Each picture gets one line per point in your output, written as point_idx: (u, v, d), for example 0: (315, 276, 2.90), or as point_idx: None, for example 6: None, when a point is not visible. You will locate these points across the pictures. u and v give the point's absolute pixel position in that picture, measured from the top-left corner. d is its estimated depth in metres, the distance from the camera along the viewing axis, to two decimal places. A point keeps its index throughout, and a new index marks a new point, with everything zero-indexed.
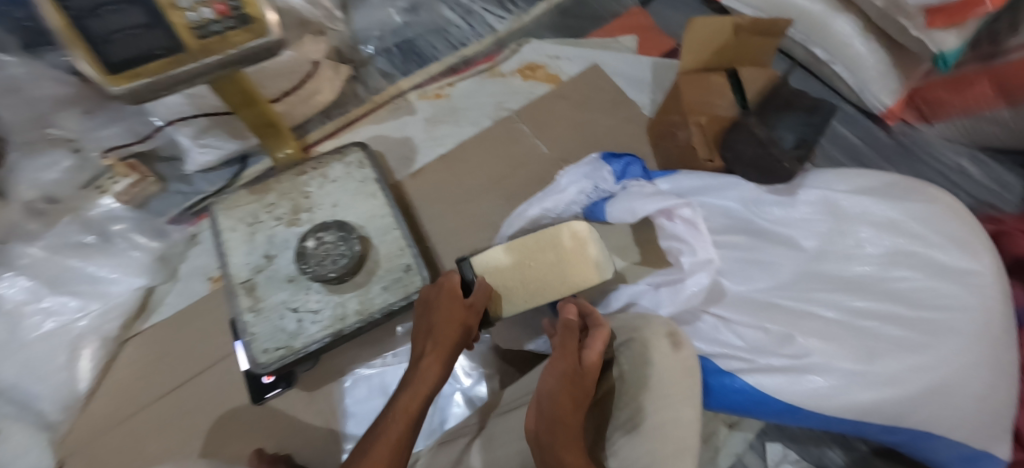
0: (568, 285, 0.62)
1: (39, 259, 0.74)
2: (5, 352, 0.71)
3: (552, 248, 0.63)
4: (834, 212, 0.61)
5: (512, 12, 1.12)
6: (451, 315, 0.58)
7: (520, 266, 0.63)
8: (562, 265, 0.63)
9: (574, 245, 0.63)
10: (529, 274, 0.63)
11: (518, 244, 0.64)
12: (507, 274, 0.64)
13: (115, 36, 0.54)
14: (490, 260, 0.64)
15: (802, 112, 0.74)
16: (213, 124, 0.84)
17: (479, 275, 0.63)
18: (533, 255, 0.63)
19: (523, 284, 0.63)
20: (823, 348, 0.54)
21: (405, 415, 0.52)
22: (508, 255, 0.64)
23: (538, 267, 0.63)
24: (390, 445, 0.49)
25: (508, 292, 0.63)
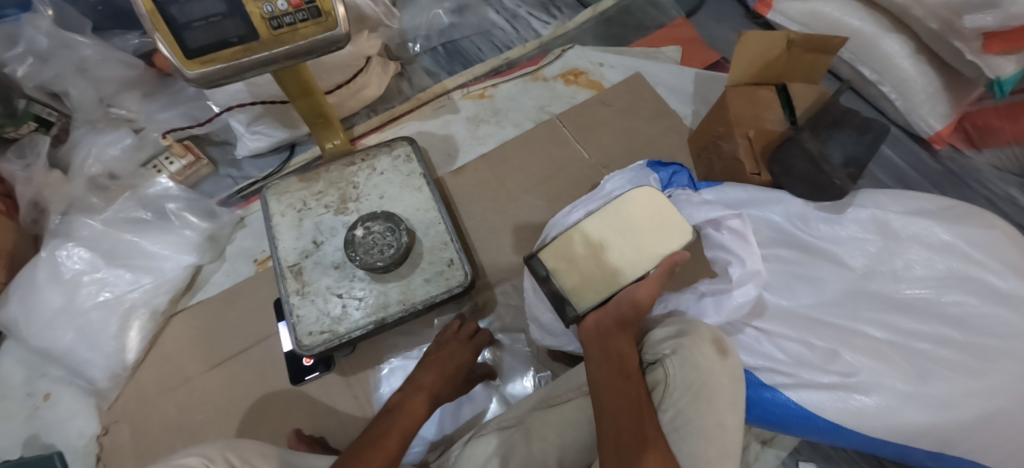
0: (649, 257, 0.61)
1: (97, 232, 0.77)
2: (64, 318, 0.74)
3: (621, 220, 0.63)
4: (884, 232, 0.62)
5: (557, 18, 1.13)
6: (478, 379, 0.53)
7: (594, 252, 0.62)
8: (637, 239, 0.62)
9: (643, 215, 0.62)
10: (607, 257, 0.62)
11: (583, 229, 0.63)
12: (583, 263, 0.62)
13: (195, 23, 0.56)
14: (559, 255, 0.63)
15: (853, 131, 0.71)
16: (266, 112, 0.87)
17: (553, 271, 0.63)
18: (603, 238, 0.62)
19: (605, 270, 0.61)
20: (872, 367, 0.55)
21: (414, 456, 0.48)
22: (574, 246, 0.63)
23: (613, 248, 0.62)
24: None
25: (589, 284, 0.62)
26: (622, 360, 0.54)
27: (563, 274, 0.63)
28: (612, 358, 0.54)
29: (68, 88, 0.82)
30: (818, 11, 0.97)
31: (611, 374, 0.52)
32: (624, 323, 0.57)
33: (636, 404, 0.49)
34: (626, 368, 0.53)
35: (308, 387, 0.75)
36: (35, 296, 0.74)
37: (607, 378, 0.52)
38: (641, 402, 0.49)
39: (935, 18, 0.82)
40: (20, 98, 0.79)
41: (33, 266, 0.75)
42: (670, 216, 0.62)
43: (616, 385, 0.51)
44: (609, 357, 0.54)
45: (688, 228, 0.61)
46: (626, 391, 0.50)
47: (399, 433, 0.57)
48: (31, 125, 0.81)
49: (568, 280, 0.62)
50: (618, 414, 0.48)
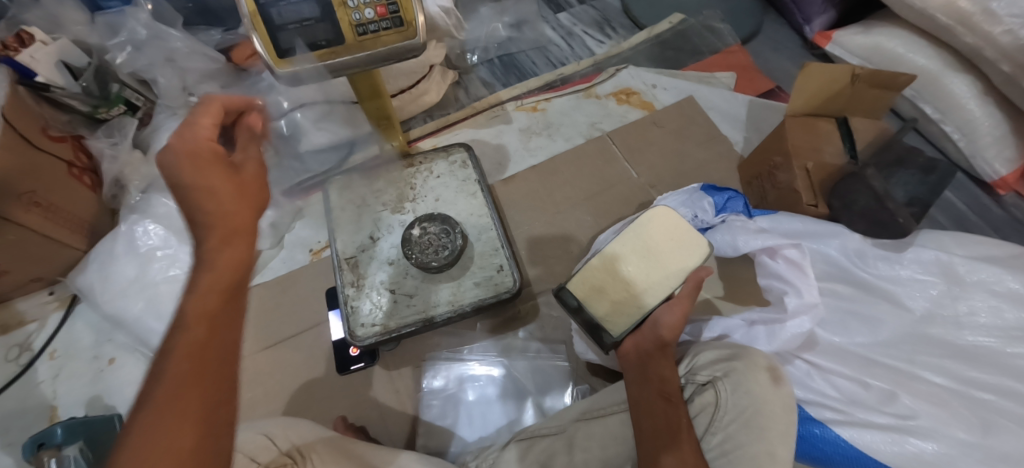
0: (673, 272, 0.61)
1: (171, 210, 0.82)
2: (135, 288, 0.79)
3: (639, 242, 0.63)
4: (949, 275, 0.63)
5: (612, 37, 1.16)
6: (216, 178, 0.47)
7: (619, 278, 0.61)
8: (659, 259, 0.61)
9: (662, 236, 0.62)
10: (633, 281, 0.61)
11: (603, 255, 0.63)
12: (611, 289, 0.62)
13: (290, 25, 0.61)
14: (588, 284, 0.62)
15: (917, 171, 0.74)
16: (333, 111, 0.91)
17: (585, 301, 0.61)
18: (626, 262, 0.62)
19: (636, 294, 0.61)
20: (932, 413, 0.55)
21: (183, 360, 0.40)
22: (598, 273, 0.62)
23: (638, 270, 0.61)
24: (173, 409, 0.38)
25: (622, 310, 0.61)
26: (663, 384, 0.55)
27: (593, 304, 0.62)
28: (653, 380, 0.55)
29: (157, 76, 0.89)
30: (881, 46, 0.96)
31: (651, 398, 0.54)
32: (662, 345, 0.58)
33: (677, 429, 0.51)
34: (666, 393, 0.54)
35: (354, 376, 0.78)
36: (111, 266, 0.79)
37: (647, 402, 0.54)
38: (680, 426, 0.51)
39: (1008, 61, 0.81)
40: (114, 83, 0.87)
41: (111, 237, 0.80)
42: (686, 233, 0.62)
43: (656, 410, 0.52)
44: (650, 382, 0.55)
45: (704, 241, 0.61)
46: (667, 414, 0.52)
47: (198, 298, 0.43)
48: (122, 108, 0.88)
49: (600, 310, 0.61)
50: (657, 439, 0.50)
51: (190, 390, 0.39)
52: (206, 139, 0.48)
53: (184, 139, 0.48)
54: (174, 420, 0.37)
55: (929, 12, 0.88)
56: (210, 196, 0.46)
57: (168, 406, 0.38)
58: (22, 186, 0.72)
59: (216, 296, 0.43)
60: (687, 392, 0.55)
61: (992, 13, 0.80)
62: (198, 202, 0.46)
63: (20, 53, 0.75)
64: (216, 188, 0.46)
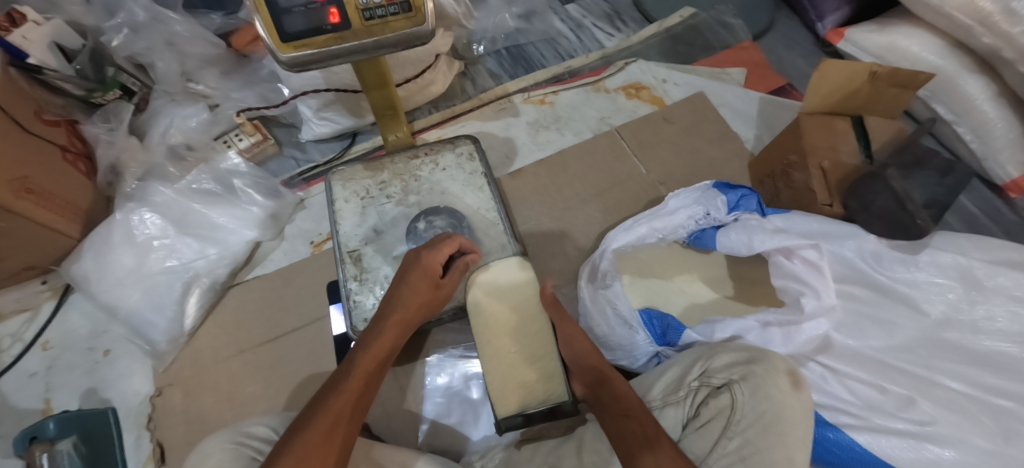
0: (529, 304, 0.66)
1: (168, 200, 0.80)
2: (133, 277, 0.77)
3: (488, 314, 0.65)
4: (967, 278, 0.62)
5: (622, 30, 1.14)
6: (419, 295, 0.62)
7: (515, 362, 0.63)
8: (511, 312, 0.65)
9: (505, 304, 0.65)
10: (524, 351, 0.63)
11: (490, 354, 0.63)
12: (521, 370, 0.62)
13: (295, 9, 0.60)
14: (506, 384, 0.62)
15: (935, 173, 0.74)
16: (336, 100, 0.89)
17: (530, 405, 0.61)
18: (509, 345, 0.63)
19: (537, 359, 0.63)
20: (952, 420, 0.55)
21: (351, 392, 0.51)
22: (506, 370, 0.62)
23: (517, 341, 0.64)
24: (331, 416, 0.48)
25: (543, 377, 0.62)
26: (619, 402, 0.55)
27: (530, 399, 0.61)
28: (609, 403, 0.56)
29: (156, 61, 0.86)
30: (897, 45, 0.94)
31: (615, 417, 0.54)
32: (599, 371, 0.61)
33: (649, 433, 0.50)
34: (625, 406, 0.54)
35: None
36: (107, 256, 0.77)
37: (612, 425, 0.53)
38: (648, 429, 0.50)
39: None
40: (111, 67, 0.84)
41: (108, 226, 0.78)
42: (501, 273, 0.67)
43: (621, 420, 0.53)
44: (606, 404, 0.56)
45: (515, 262, 0.67)
46: (631, 425, 0.52)
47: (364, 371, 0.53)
48: (118, 92, 0.86)
49: (539, 395, 0.62)
50: (627, 444, 0.50)
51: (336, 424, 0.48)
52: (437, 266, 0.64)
53: (421, 257, 0.63)
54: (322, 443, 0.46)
55: (948, 11, 0.86)
56: (403, 294, 0.61)
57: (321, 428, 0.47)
58: (16, 172, 0.70)
59: (371, 372, 0.54)
60: (701, 395, 0.54)
61: (1013, 12, 0.79)
62: (394, 289, 0.62)
63: (12, 33, 0.73)
64: (412, 294, 0.61)
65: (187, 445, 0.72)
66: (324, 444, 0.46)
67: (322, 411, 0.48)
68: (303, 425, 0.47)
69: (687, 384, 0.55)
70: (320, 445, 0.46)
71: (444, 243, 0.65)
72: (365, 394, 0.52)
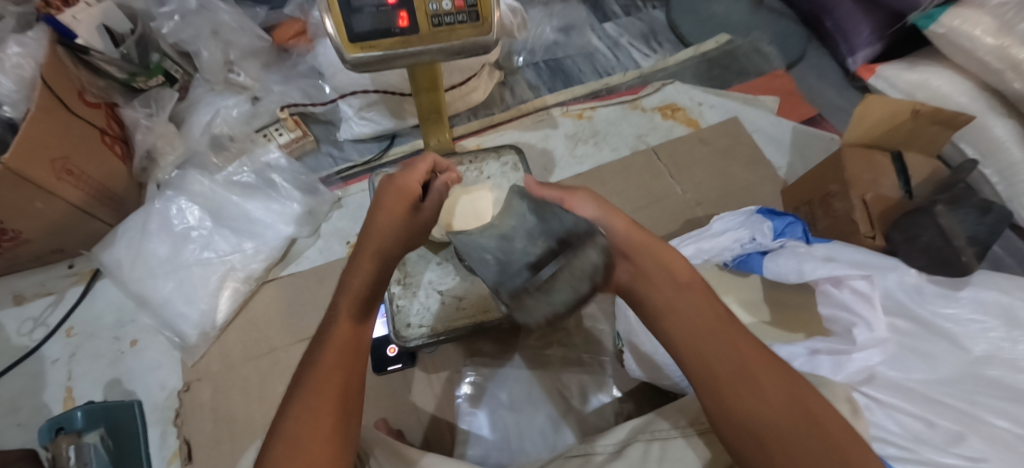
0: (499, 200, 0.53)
1: (206, 189, 0.80)
2: (169, 267, 0.75)
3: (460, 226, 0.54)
4: (1009, 318, 0.64)
5: (658, 51, 1.15)
6: (397, 215, 0.50)
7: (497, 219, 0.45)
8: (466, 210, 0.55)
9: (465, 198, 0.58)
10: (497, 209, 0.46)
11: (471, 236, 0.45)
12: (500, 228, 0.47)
13: (366, 10, 0.61)
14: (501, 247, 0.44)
15: (975, 210, 0.72)
16: (380, 100, 0.90)
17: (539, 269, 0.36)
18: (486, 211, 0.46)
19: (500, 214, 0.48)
20: (1003, 455, 0.55)
21: (338, 344, 0.43)
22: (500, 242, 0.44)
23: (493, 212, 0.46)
24: (322, 377, 0.41)
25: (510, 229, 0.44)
26: (693, 309, 0.47)
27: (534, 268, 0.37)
28: (679, 309, 0.47)
29: (201, 49, 0.87)
30: (928, 83, 0.98)
31: (694, 331, 0.46)
32: (651, 262, 0.50)
33: (744, 359, 0.43)
34: (700, 314, 0.46)
35: (391, 377, 0.75)
36: (143, 244, 0.76)
37: (693, 339, 0.45)
38: (744, 353, 0.44)
39: None
40: (155, 53, 0.84)
41: (145, 214, 0.77)
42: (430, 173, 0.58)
43: (703, 344, 0.45)
44: (675, 307, 0.47)
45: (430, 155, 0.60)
46: (719, 342, 0.44)
47: (349, 319, 0.45)
48: (160, 78, 0.85)
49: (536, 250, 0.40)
50: (714, 372, 0.43)
51: (329, 387, 0.41)
52: (411, 186, 0.53)
53: (394, 180, 0.54)
54: (315, 410, 0.40)
55: (981, 55, 0.90)
56: (380, 217, 0.50)
57: (312, 394, 0.40)
58: (58, 152, 0.69)
59: (357, 318, 0.45)
60: None
61: None
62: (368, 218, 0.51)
63: (63, 13, 0.74)
64: (389, 220, 0.50)
65: (215, 442, 0.70)
66: (317, 410, 0.40)
67: (310, 372, 0.42)
68: (293, 393, 0.41)
69: None
70: (321, 411, 0.40)
71: (419, 161, 0.57)
72: (359, 348, 0.44)
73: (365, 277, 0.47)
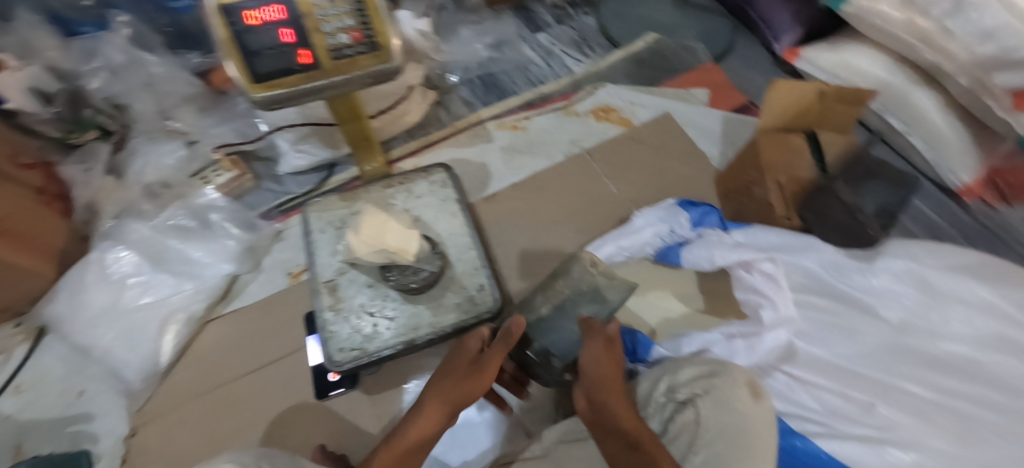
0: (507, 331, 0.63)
1: (145, 237, 0.81)
2: (110, 317, 0.78)
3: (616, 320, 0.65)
4: (925, 285, 0.65)
5: (589, 56, 1.19)
6: (461, 382, 0.60)
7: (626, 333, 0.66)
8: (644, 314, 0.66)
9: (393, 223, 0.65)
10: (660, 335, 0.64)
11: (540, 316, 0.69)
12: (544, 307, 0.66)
13: (265, 51, 0.62)
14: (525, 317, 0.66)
15: (884, 182, 0.79)
16: (312, 132, 0.94)
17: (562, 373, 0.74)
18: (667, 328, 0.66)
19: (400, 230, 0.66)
20: (912, 424, 0.56)
21: None
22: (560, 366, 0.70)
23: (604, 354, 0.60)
24: None
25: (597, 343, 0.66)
26: (625, 433, 0.52)
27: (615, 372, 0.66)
28: (613, 437, 0.53)
29: (134, 102, 0.90)
30: (847, 62, 1.00)
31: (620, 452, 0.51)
32: (603, 392, 0.57)
33: None
34: (631, 439, 0.52)
35: (333, 402, 0.76)
36: (85, 295, 0.78)
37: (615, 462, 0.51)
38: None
39: (965, 74, 0.85)
40: (87, 109, 0.88)
41: (84, 266, 0.79)
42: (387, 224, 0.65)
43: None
44: (609, 435, 0.53)
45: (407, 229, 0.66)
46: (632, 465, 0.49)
47: None
48: (96, 133, 0.89)
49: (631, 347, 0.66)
50: None
51: None
52: (471, 351, 0.62)
53: (461, 342, 0.64)
54: None
55: (890, 30, 0.91)
56: (447, 380, 0.61)
57: None
58: None
59: None
60: (668, 411, 0.56)
61: (948, 30, 0.84)
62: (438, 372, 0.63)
63: None
64: (455, 384, 0.60)
65: None
66: None
67: None
68: None
69: (655, 400, 0.58)
70: None
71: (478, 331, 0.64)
72: None
73: (415, 432, 0.57)
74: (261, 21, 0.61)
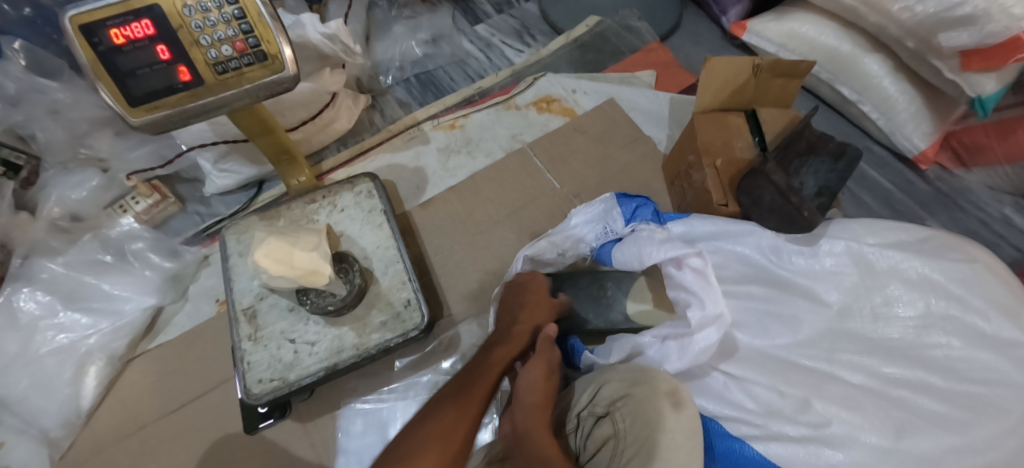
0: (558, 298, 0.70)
1: (58, 275, 0.77)
2: (18, 364, 0.73)
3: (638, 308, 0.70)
4: (862, 265, 0.61)
5: (530, 45, 1.14)
6: (537, 309, 0.68)
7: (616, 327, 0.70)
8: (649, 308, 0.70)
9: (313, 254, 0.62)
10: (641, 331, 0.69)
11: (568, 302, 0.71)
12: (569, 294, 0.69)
13: (139, 71, 0.58)
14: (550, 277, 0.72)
15: (828, 157, 0.68)
16: (232, 149, 0.87)
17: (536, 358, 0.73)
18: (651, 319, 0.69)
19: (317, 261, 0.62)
20: (846, 419, 0.52)
21: (476, 396, 0.58)
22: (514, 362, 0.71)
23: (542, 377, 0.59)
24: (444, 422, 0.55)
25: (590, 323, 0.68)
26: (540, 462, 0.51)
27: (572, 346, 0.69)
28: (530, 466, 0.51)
29: (36, 131, 0.83)
30: (793, 31, 0.95)
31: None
32: (531, 415, 0.56)
33: None
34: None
35: (264, 434, 0.73)
36: None
37: None
38: None
39: (911, 37, 0.80)
40: None
41: None
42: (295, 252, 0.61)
43: None
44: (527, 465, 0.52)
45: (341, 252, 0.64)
46: None
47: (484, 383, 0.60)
48: None
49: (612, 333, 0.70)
50: None
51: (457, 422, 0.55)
52: (541, 289, 0.70)
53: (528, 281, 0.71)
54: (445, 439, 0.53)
55: None
56: (525, 309, 0.68)
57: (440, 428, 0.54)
58: None
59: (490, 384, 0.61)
60: (589, 426, 0.54)
61: None
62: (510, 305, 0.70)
63: None
64: (534, 311, 0.68)
65: None
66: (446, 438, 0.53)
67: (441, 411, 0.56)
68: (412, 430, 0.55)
69: (576, 414, 0.56)
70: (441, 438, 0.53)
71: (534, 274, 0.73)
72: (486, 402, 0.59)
73: (507, 353, 0.64)
74: (128, 39, 0.56)
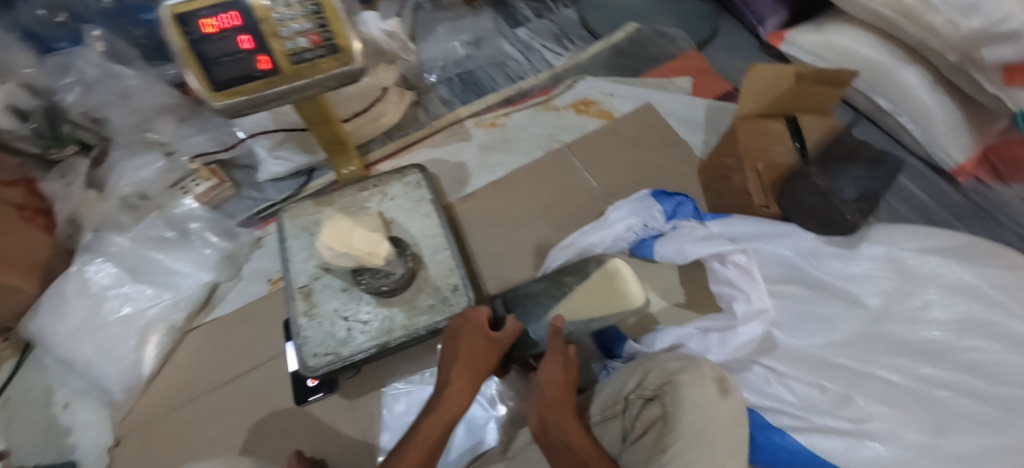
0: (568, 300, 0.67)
1: (125, 249, 0.82)
2: (87, 330, 0.77)
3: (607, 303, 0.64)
4: (900, 269, 0.63)
5: (569, 49, 1.17)
6: (474, 347, 0.62)
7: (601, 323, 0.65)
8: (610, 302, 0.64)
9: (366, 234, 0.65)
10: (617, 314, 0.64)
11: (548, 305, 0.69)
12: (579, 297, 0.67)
13: (223, 59, 0.62)
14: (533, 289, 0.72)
15: (866, 165, 0.72)
16: (288, 138, 0.93)
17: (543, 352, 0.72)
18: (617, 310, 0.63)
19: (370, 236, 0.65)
20: (886, 414, 0.54)
21: (423, 444, 0.55)
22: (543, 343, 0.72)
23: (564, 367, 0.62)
24: None
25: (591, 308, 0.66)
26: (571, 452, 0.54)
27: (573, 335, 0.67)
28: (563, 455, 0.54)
29: (110, 115, 0.89)
30: (831, 43, 0.96)
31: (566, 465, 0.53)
32: (560, 405, 0.59)
33: None
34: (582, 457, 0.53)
35: (312, 408, 0.77)
36: (62, 309, 0.78)
37: None
38: None
39: (952, 51, 0.80)
40: (65, 124, 0.89)
41: (63, 280, 0.79)
42: (358, 231, 0.64)
43: None
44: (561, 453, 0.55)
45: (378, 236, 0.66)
46: None
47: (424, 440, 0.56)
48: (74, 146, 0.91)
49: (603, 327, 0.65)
50: None
51: None
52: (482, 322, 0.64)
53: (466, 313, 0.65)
54: None
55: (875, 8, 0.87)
56: (462, 345, 0.62)
57: None
58: None
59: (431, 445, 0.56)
60: (636, 408, 0.57)
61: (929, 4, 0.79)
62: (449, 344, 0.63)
63: None
64: (471, 347, 0.62)
65: None
66: None
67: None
68: None
69: (624, 398, 0.59)
70: None
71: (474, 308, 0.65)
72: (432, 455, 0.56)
73: (449, 401, 0.59)
74: (217, 29, 0.61)
